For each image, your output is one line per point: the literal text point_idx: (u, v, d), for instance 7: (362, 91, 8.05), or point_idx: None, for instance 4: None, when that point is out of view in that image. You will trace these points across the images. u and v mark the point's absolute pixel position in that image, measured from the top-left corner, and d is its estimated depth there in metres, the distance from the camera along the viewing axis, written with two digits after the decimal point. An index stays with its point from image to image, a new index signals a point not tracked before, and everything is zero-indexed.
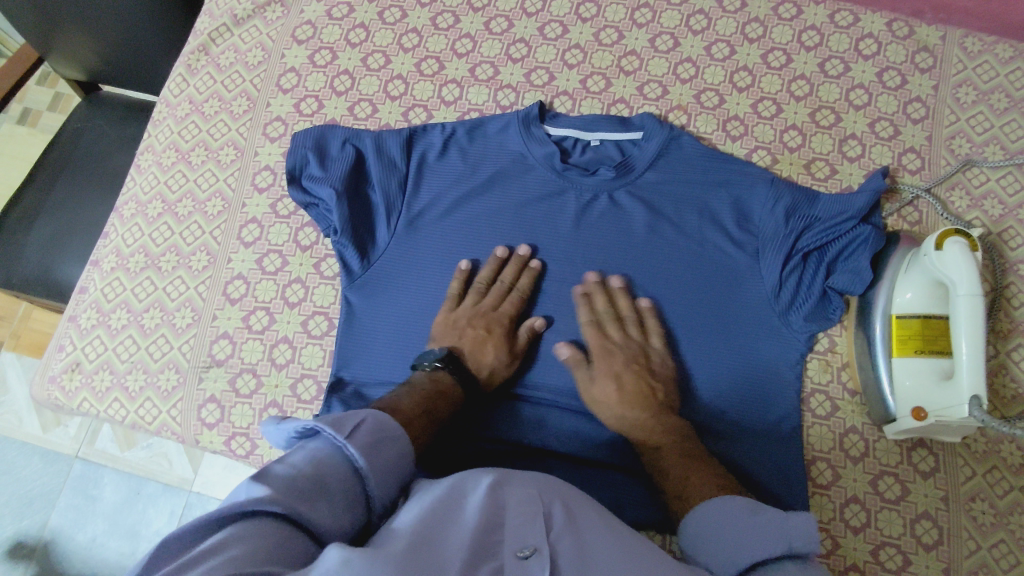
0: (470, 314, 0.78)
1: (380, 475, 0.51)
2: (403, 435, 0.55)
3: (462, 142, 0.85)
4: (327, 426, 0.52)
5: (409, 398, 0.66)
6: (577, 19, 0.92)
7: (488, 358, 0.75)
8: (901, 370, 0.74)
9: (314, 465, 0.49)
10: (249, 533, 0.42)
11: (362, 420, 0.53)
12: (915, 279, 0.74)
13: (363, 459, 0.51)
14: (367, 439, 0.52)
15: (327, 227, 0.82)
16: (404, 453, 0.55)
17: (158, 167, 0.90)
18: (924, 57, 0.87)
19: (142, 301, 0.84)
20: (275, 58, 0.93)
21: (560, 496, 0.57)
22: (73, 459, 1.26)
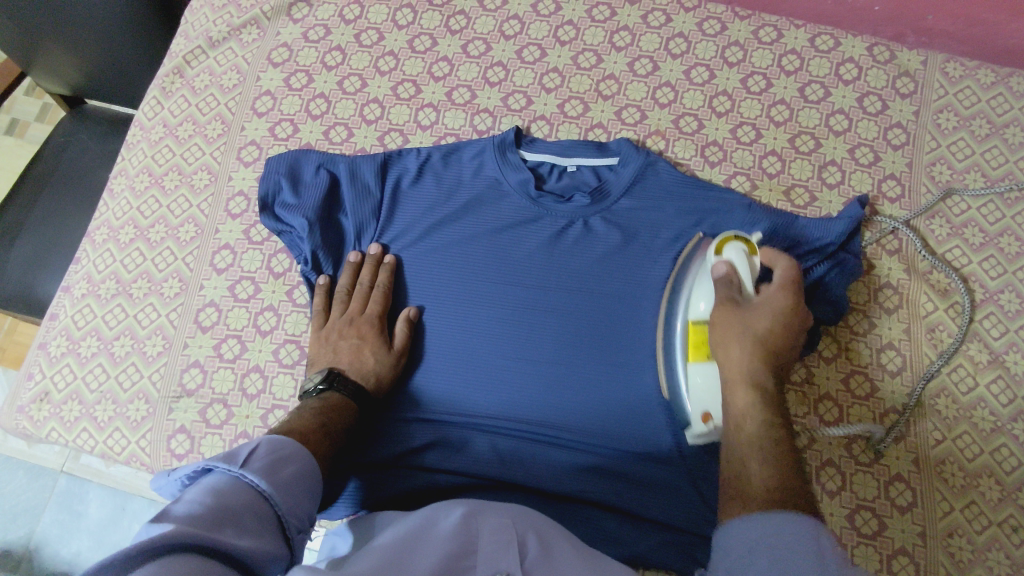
0: (340, 325, 0.79)
1: (285, 494, 0.52)
2: (299, 451, 0.57)
3: (437, 166, 0.85)
4: (217, 461, 0.51)
5: (300, 417, 0.66)
6: (555, 42, 0.91)
7: (368, 361, 0.76)
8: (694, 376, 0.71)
9: (213, 496, 0.47)
10: (175, 561, 0.39)
11: (253, 449, 0.53)
12: (704, 287, 0.72)
13: (264, 481, 0.51)
14: (264, 465, 0.52)
15: (300, 256, 0.82)
16: (304, 469, 0.56)
17: (132, 191, 0.89)
18: (905, 82, 0.86)
19: (113, 328, 0.83)
20: (250, 81, 0.92)
21: (533, 526, 0.56)
22: (57, 475, 1.25)
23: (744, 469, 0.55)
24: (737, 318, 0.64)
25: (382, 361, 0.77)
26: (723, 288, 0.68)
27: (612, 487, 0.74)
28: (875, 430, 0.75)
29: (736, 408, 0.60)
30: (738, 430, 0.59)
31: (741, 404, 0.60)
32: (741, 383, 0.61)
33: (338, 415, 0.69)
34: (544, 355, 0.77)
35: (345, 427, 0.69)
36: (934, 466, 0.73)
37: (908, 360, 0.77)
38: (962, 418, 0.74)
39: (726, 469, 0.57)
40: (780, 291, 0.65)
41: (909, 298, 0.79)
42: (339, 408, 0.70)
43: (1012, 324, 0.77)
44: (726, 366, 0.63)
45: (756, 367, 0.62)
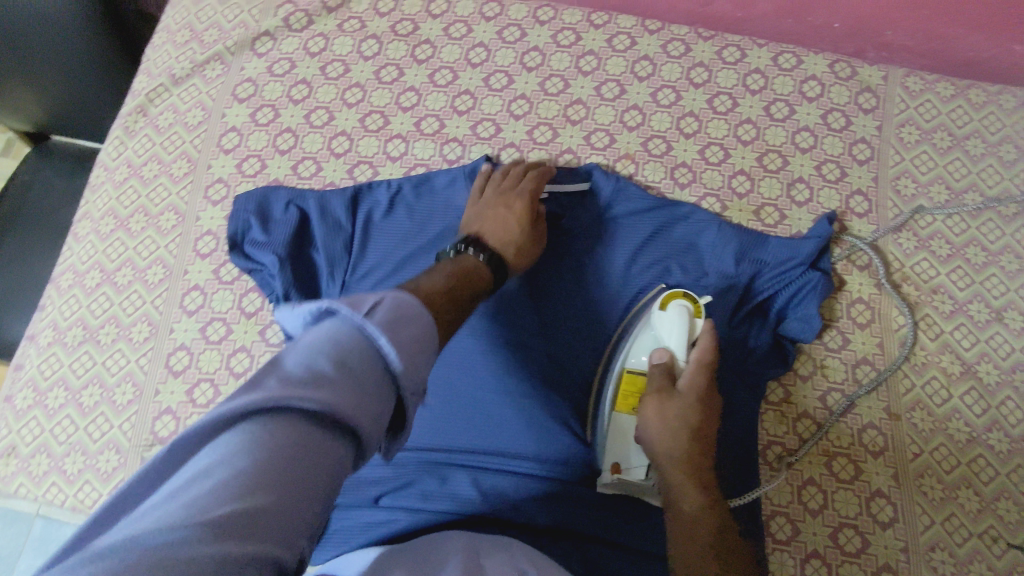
0: (490, 198, 0.80)
1: (406, 357, 0.45)
2: (422, 316, 0.48)
3: (408, 198, 0.85)
4: (342, 304, 0.45)
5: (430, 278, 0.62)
6: (522, 68, 0.91)
7: (513, 230, 0.76)
8: (619, 431, 0.71)
9: (328, 349, 0.43)
10: (262, 435, 0.38)
11: (379, 299, 0.47)
12: (645, 343, 0.74)
13: (386, 339, 0.44)
14: (387, 318, 0.45)
15: (271, 293, 0.81)
16: (426, 335, 0.48)
17: (96, 235, 0.87)
18: (867, 98, 0.88)
19: (81, 377, 0.81)
20: (215, 118, 0.91)
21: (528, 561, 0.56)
22: (32, 520, 1.21)
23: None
24: (675, 411, 0.67)
25: (528, 236, 0.77)
26: (661, 375, 0.69)
27: (593, 517, 0.72)
28: (853, 447, 0.75)
29: (687, 509, 0.64)
30: (692, 534, 0.62)
31: (693, 504, 0.64)
32: (690, 480, 0.64)
33: (466, 281, 0.65)
34: (537, 399, 0.76)
35: (471, 294, 0.64)
36: (914, 480, 0.73)
37: (883, 374, 0.77)
38: (939, 430, 0.75)
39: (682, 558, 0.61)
40: (705, 378, 0.68)
41: (881, 313, 0.80)
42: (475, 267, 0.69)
43: (983, 335, 0.78)
44: (669, 463, 0.66)
45: (694, 463, 0.65)
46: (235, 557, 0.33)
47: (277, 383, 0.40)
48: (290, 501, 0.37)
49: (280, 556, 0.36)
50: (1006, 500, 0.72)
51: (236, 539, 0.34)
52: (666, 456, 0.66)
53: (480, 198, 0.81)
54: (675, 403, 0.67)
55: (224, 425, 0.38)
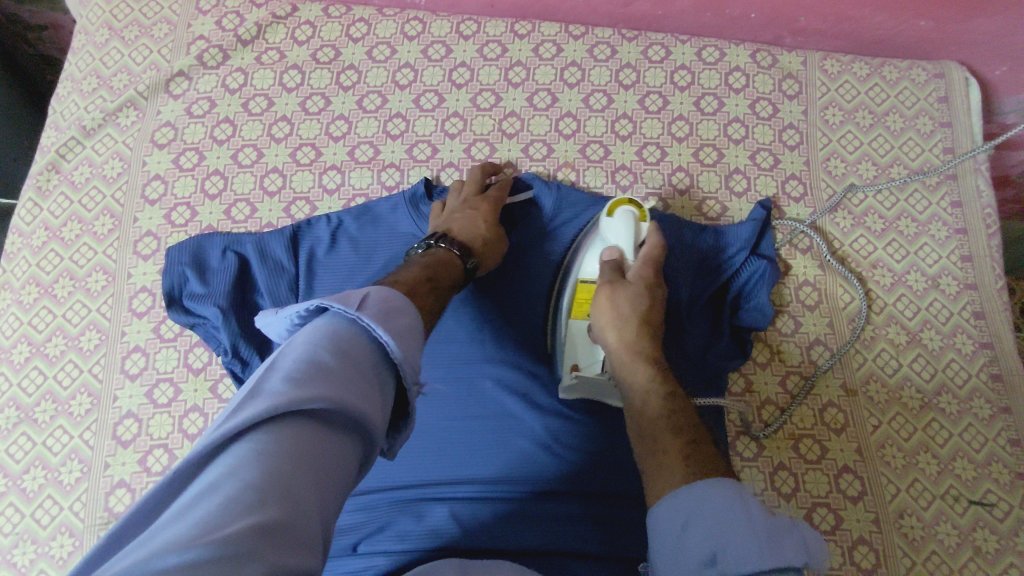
0: (455, 203, 0.80)
1: (403, 343, 0.47)
2: (407, 307, 0.51)
3: (350, 230, 0.83)
4: (333, 300, 0.47)
5: (408, 270, 0.63)
6: (451, 85, 0.90)
7: (480, 225, 0.76)
8: (577, 334, 0.76)
9: (325, 345, 0.44)
10: (274, 441, 0.37)
11: (366, 294, 0.49)
12: (592, 253, 0.78)
13: (382, 327, 0.46)
14: (379, 309, 0.48)
15: (217, 346, 0.78)
16: (414, 323, 0.50)
17: (19, 306, 0.82)
18: (790, 84, 0.90)
19: (21, 461, 0.76)
20: (135, 168, 0.87)
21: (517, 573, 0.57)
22: None
23: (659, 439, 0.59)
24: (625, 297, 0.71)
25: (494, 232, 0.77)
26: (612, 269, 0.74)
27: (580, 532, 0.70)
28: (816, 427, 0.78)
29: (637, 387, 0.65)
30: (641, 404, 0.64)
31: (643, 376, 0.66)
32: (639, 360, 0.67)
33: (441, 269, 0.66)
34: (510, 420, 0.76)
35: (449, 280, 0.66)
36: (876, 452, 0.76)
37: (836, 353, 0.80)
38: (893, 400, 0.78)
39: (641, 445, 0.60)
40: (651, 270, 0.74)
41: (827, 292, 0.82)
42: (445, 258, 0.69)
43: (922, 302, 0.82)
44: (620, 341, 0.69)
45: (642, 342, 0.69)
46: (265, 559, 0.32)
47: (280, 386, 0.39)
48: (309, 502, 0.36)
49: (308, 561, 0.35)
50: (962, 458, 0.76)
51: (268, 548, 0.32)
52: (620, 345, 0.69)
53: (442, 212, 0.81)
54: (626, 297, 0.71)
55: (229, 441, 0.37)
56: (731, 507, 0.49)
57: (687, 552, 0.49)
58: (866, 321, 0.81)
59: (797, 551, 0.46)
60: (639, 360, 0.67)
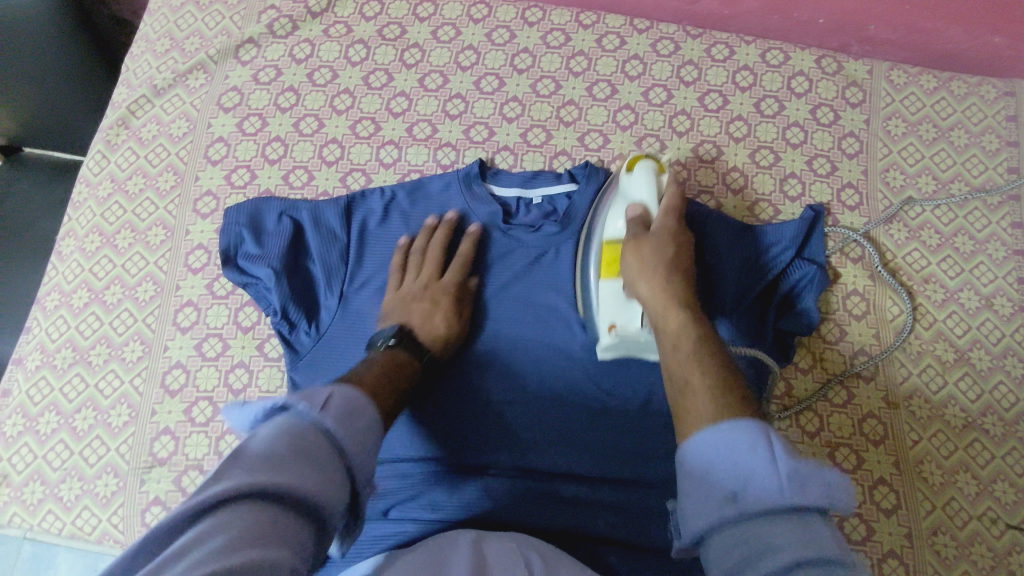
0: (417, 288, 0.78)
1: (361, 447, 0.47)
2: (371, 407, 0.50)
3: (403, 205, 0.84)
4: (296, 398, 0.46)
5: (368, 370, 0.63)
6: (513, 70, 0.91)
7: (440, 322, 0.75)
8: (608, 292, 0.72)
9: (285, 438, 0.43)
10: (233, 522, 0.37)
11: (331, 394, 0.48)
12: (617, 210, 0.75)
13: (341, 431, 0.46)
14: (342, 411, 0.47)
15: (268, 307, 0.79)
16: (376, 424, 0.50)
17: (82, 253, 0.85)
18: (854, 92, 0.89)
19: (73, 401, 0.79)
20: (201, 128, 0.89)
21: (536, 550, 0.60)
22: (23, 542, 1.26)
23: (689, 377, 0.54)
24: (651, 248, 0.67)
25: (458, 326, 0.76)
26: (637, 223, 0.71)
27: (608, 518, 0.71)
28: (854, 436, 0.77)
29: (670, 331, 0.61)
30: (675, 351, 0.58)
31: (676, 321, 0.61)
32: (671, 305, 0.62)
33: (401, 372, 0.66)
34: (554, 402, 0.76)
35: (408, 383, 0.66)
36: (914, 467, 0.75)
37: (880, 366, 0.79)
38: (936, 417, 0.77)
39: (673, 387, 0.55)
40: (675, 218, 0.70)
41: (876, 303, 0.81)
42: (405, 362, 0.68)
43: (975, 321, 0.80)
44: (653, 288, 0.65)
45: (677, 287, 0.64)
46: None
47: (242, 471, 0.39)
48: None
49: None
50: (1003, 481, 0.74)
51: None
52: (654, 289, 0.64)
53: (402, 286, 0.79)
54: (654, 247, 0.67)
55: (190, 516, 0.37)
56: (754, 447, 0.44)
57: (705, 485, 0.45)
58: (913, 336, 0.80)
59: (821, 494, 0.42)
60: (674, 305, 0.63)
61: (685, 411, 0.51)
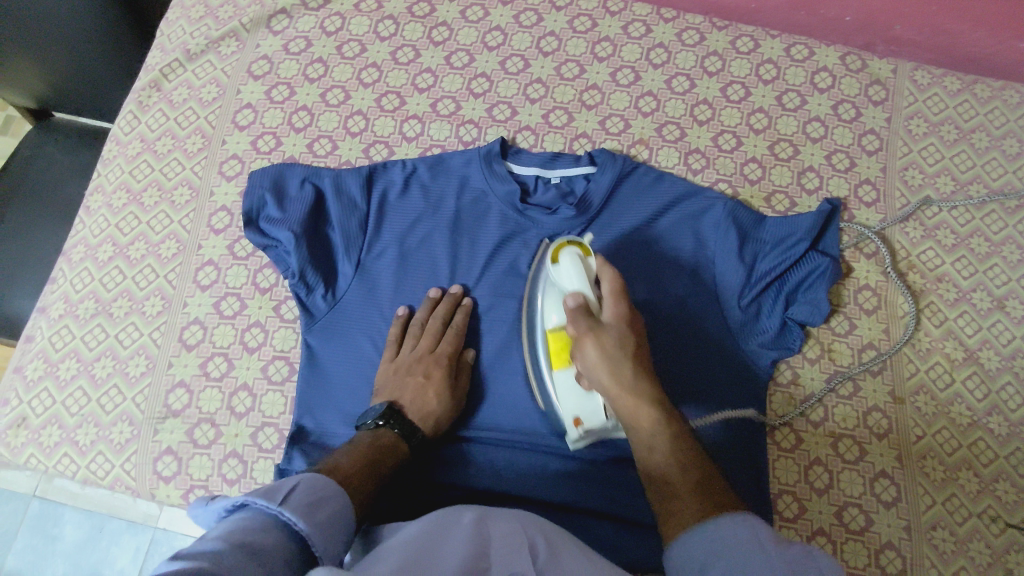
0: (410, 362, 0.78)
1: (323, 534, 0.51)
2: (332, 493, 0.56)
3: (423, 179, 0.85)
4: (255, 496, 0.51)
5: (349, 453, 0.65)
6: (538, 52, 0.92)
7: (429, 404, 0.75)
8: (565, 387, 0.71)
9: (243, 534, 0.47)
10: None
11: (294, 485, 0.54)
12: (555, 299, 0.72)
13: (302, 521, 0.50)
14: (302, 501, 0.52)
15: (286, 271, 0.81)
16: (338, 511, 0.55)
17: (109, 209, 0.87)
18: (876, 90, 0.90)
19: (94, 349, 0.81)
20: (230, 94, 0.91)
21: (542, 531, 0.57)
22: (30, 499, 1.31)
23: (671, 481, 0.56)
24: (602, 346, 0.61)
25: (447, 404, 0.75)
26: (580, 317, 0.63)
27: (606, 494, 0.74)
28: (858, 428, 0.77)
29: (644, 431, 0.59)
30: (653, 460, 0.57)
31: (648, 420, 0.59)
32: (640, 402, 0.59)
33: (383, 456, 0.68)
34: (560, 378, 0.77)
35: (389, 471, 0.67)
36: (916, 462, 0.76)
37: (888, 361, 0.80)
38: (941, 414, 0.77)
39: (651, 490, 0.57)
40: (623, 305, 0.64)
41: (887, 299, 0.82)
42: (388, 446, 0.69)
43: (986, 322, 0.80)
44: (612, 378, 0.60)
45: (642, 380, 0.60)
46: None
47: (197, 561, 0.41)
48: None
49: None
50: (1005, 481, 0.75)
51: None
52: (618, 394, 0.60)
53: (397, 356, 0.79)
54: (603, 349, 0.61)
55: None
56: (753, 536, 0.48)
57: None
58: (922, 334, 0.80)
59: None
60: (643, 401, 0.59)
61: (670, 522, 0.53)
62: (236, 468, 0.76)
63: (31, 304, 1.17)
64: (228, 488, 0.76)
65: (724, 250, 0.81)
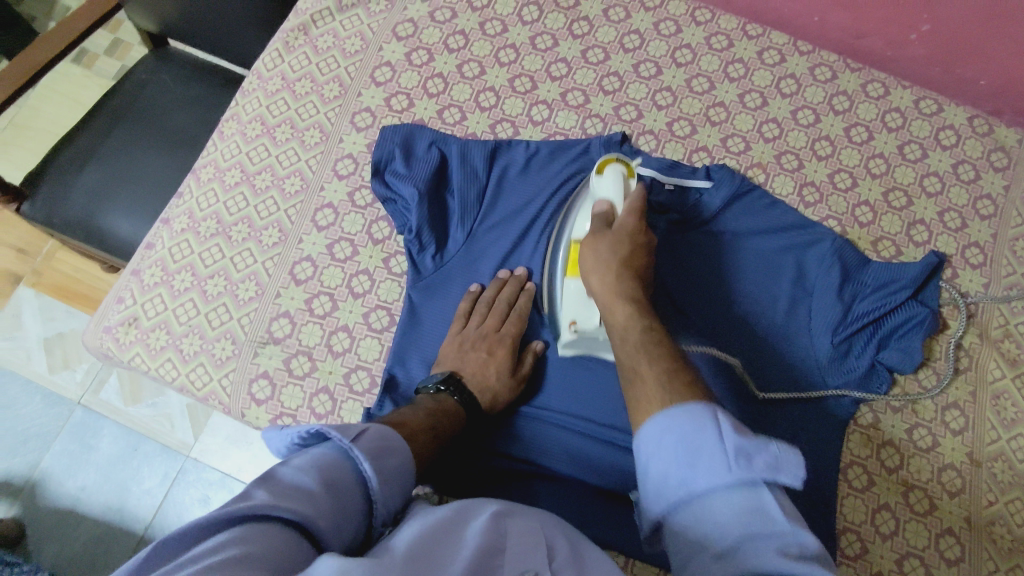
0: (474, 335, 0.78)
1: (384, 483, 0.52)
2: (398, 444, 0.56)
3: (543, 161, 0.87)
4: (333, 429, 0.52)
5: (413, 413, 0.67)
6: (672, 62, 0.94)
7: (490, 376, 0.76)
8: (570, 291, 0.76)
9: (316, 468, 0.49)
10: (259, 533, 0.42)
11: (365, 428, 0.54)
12: (586, 210, 0.77)
13: (368, 464, 0.51)
14: (371, 445, 0.53)
15: (403, 225, 0.83)
16: (403, 464, 0.55)
17: (242, 136, 0.91)
18: (999, 156, 0.90)
19: (208, 267, 0.84)
20: (372, 50, 0.94)
21: (564, 533, 0.52)
22: (74, 405, 1.36)
23: (638, 364, 0.57)
24: (607, 245, 0.70)
25: (506, 383, 0.77)
26: (599, 221, 0.73)
27: None
28: (931, 483, 0.78)
29: (620, 321, 0.64)
30: (631, 340, 0.61)
31: (623, 316, 0.64)
32: (620, 298, 0.65)
33: (446, 420, 0.69)
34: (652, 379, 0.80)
35: (450, 434, 0.68)
36: (984, 527, 0.76)
37: (970, 422, 0.80)
38: (1017, 484, 0.78)
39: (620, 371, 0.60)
40: (636, 218, 0.71)
41: (978, 362, 0.83)
42: (450, 412, 0.70)
43: None
44: (604, 283, 0.68)
45: (629, 286, 0.67)
46: None
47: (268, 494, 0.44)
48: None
49: None
50: None
51: None
52: (614, 296, 0.66)
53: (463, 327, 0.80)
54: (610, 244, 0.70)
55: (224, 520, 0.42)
56: (701, 427, 0.49)
57: (658, 475, 0.50)
58: (1010, 401, 0.81)
59: (767, 470, 0.46)
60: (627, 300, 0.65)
61: (630, 398, 0.56)
62: (326, 404, 0.79)
63: (125, 227, 1.21)
64: (316, 421, 0.79)
65: (824, 284, 0.82)
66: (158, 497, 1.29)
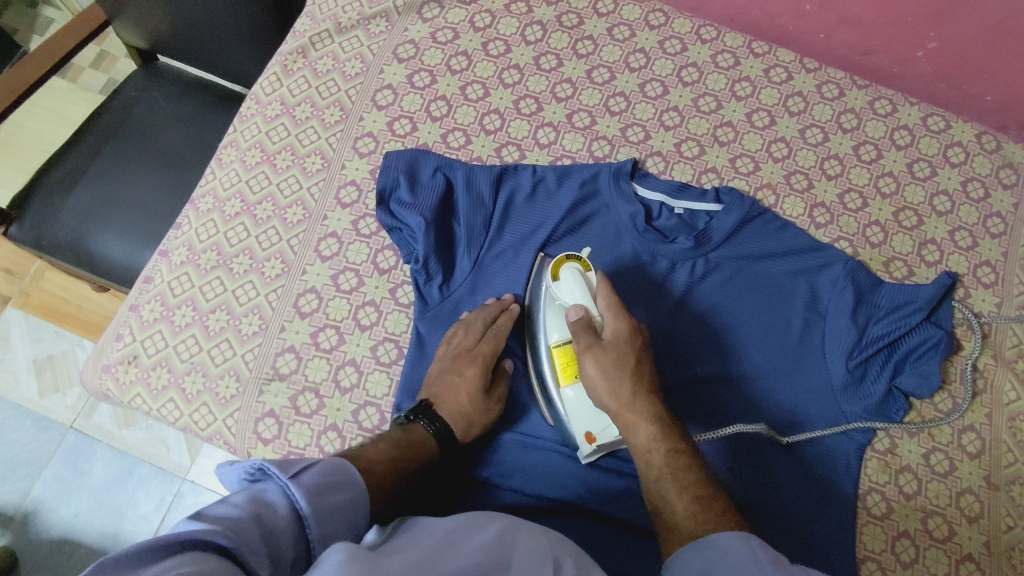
0: (446, 359, 0.76)
1: (325, 521, 0.50)
2: (349, 478, 0.54)
3: (550, 187, 0.85)
4: (272, 465, 0.50)
5: (374, 444, 0.64)
6: (678, 81, 0.93)
7: (463, 400, 0.73)
8: (571, 402, 0.73)
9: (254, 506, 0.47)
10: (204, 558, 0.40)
11: (310, 463, 0.52)
12: (557, 321, 0.75)
13: (307, 500, 0.49)
14: (314, 481, 0.50)
15: (409, 254, 0.81)
16: (354, 501, 0.53)
17: (241, 164, 0.88)
18: (1008, 173, 0.90)
19: (209, 301, 0.82)
20: (373, 73, 0.92)
21: (570, 552, 0.50)
22: (66, 430, 1.32)
23: (669, 497, 0.60)
24: (607, 361, 0.68)
25: (479, 406, 0.74)
26: (584, 331, 0.70)
27: None
28: (950, 508, 0.78)
29: (642, 445, 0.64)
30: (659, 472, 0.62)
31: (645, 435, 0.64)
32: (639, 419, 0.65)
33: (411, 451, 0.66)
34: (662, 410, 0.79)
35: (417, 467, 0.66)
36: (1004, 552, 0.76)
37: (987, 445, 0.80)
38: None
39: (653, 507, 0.61)
40: (624, 322, 0.70)
41: (993, 384, 0.82)
42: (419, 443, 0.68)
43: None
44: (611, 397, 0.67)
45: (642, 399, 0.66)
46: None
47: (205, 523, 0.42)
48: None
49: None
50: None
51: None
52: (623, 418, 0.66)
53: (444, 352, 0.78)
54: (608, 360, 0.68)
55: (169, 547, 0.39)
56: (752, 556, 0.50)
57: None
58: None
59: None
60: (644, 420, 0.65)
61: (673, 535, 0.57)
62: (334, 442, 0.77)
63: (117, 250, 1.18)
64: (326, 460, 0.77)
65: (838, 309, 0.81)
66: (154, 524, 1.26)
